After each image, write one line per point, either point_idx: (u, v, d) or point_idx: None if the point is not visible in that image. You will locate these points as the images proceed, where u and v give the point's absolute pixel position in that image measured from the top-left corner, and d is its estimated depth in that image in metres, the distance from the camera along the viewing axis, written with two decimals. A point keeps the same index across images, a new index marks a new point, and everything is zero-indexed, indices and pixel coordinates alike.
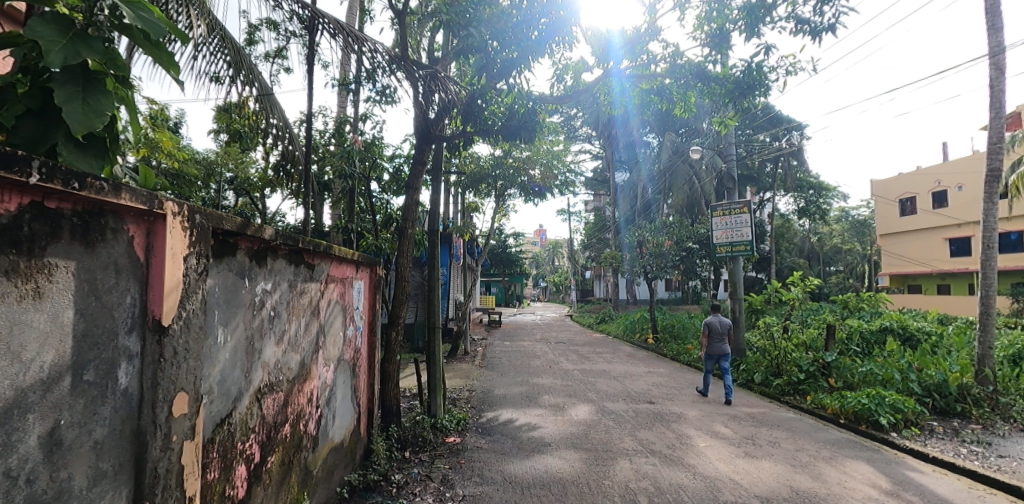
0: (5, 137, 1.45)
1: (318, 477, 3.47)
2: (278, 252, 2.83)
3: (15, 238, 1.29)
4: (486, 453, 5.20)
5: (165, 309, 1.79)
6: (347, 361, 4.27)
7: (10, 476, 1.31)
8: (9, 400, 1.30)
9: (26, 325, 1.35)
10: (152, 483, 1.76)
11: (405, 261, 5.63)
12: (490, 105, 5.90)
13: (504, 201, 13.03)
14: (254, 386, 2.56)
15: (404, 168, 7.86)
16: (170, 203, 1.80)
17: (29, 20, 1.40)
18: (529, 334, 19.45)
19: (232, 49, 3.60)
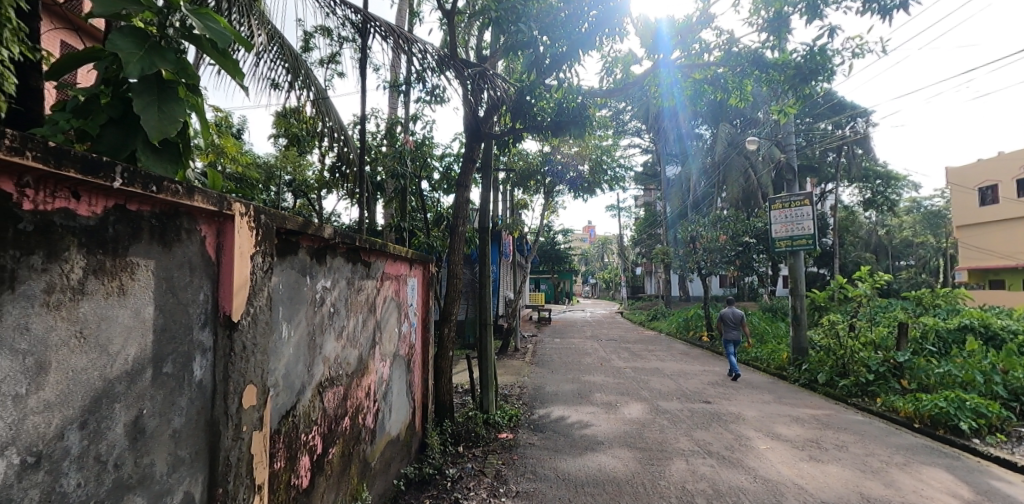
0: (96, 146, 1.54)
1: (377, 470, 3.56)
2: (337, 251, 2.91)
3: (101, 239, 1.40)
4: (539, 449, 5.19)
5: (234, 306, 1.87)
6: (402, 357, 4.36)
7: (99, 459, 1.41)
8: (98, 390, 1.41)
9: (113, 320, 1.45)
10: (225, 470, 1.85)
11: (457, 259, 5.68)
12: (540, 100, 5.87)
13: (553, 197, 12.96)
14: (317, 379, 2.65)
15: (454, 167, 7.96)
16: (238, 203, 1.88)
17: (109, 35, 1.45)
18: (578, 331, 19.40)
19: (290, 56, 3.74)
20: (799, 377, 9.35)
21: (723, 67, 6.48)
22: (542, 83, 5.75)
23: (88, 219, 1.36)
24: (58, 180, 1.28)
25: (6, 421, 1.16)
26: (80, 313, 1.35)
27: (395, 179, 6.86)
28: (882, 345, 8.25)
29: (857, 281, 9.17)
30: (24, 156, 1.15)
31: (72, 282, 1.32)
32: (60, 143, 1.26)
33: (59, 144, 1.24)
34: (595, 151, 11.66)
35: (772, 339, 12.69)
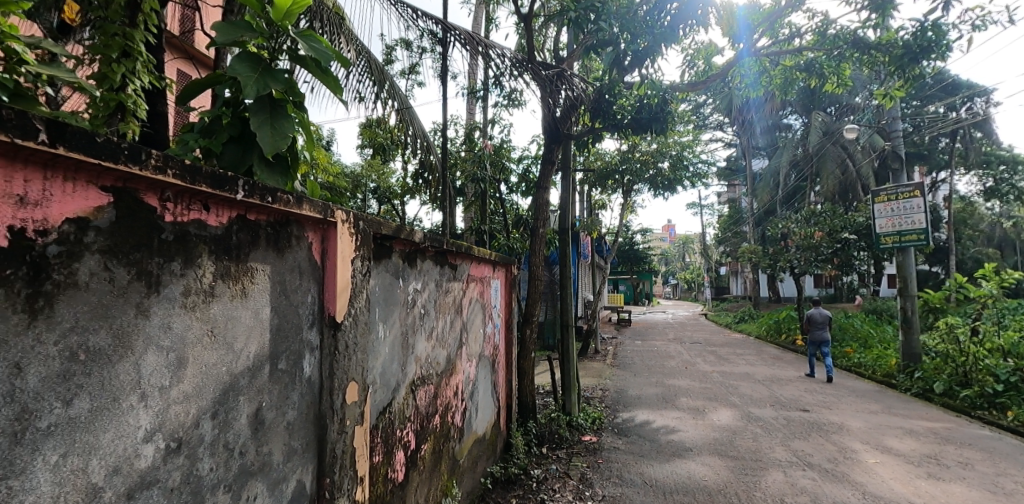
0: (219, 163, 1.69)
1: (465, 467, 3.66)
2: (426, 254, 3.02)
3: (226, 246, 1.58)
4: (624, 454, 5.12)
5: (338, 307, 2.03)
6: (487, 357, 4.46)
7: (228, 447, 1.58)
8: (226, 383, 1.59)
9: (237, 320, 1.63)
10: (332, 460, 1.99)
11: (538, 261, 5.73)
12: (619, 99, 5.75)
13: (631, 196, 12.71)
14: (410, 378, 2.77)
15: (532, 169, 8.04)
16: (339, 211, 2.03)
17: (230, 60, 1.59)
18: (660, 333, 18.84)
19: (375, 70, 3.94)
20: (911, 385, 8.56)
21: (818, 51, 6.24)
22: (621, 80, 5.68)
23: (216, 228, 1.55)
24: (192, 195, 1.48)
25: (153, 410, 1.38)
26: (211, 313, 1.54)
27: (475, 183, 7.04)
28: (1014, 352, 7.34)
29: (982, 280, 8.22)
30: (165, 175, 1.36)
31: (204, 285, 1.51)
32: (192, 162, 1.45)
33: (192, 163, 1.42)
34: (675, 147, 11.23)
35: (877, 344, 11.61)
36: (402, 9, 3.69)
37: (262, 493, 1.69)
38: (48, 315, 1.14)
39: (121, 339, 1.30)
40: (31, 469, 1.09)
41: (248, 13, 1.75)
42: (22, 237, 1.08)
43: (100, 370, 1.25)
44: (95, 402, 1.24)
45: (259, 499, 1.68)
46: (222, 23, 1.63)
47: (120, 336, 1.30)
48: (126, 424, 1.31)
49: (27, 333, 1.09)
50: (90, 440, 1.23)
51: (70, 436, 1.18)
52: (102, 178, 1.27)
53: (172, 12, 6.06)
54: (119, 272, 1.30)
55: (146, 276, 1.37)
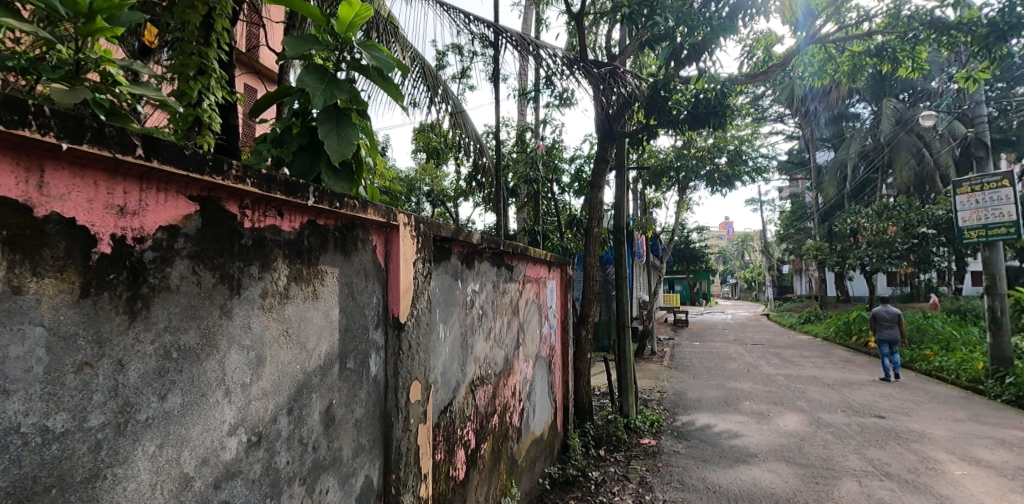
0: (290, 171, 1.77)
1: (523, 467, 3.68)
2: (483, 256, 3.07)
3: (299, 250, 1.67)
4: (684, 458, 5.01)
5: (401, 307, 2.10)
6: (544, 358, 4.47)
7: (302, 442, 1.67)
8: (300, 381, 1.68)
9: (309, 320, 1.73)
10: (398, 456, 2.06)
11: (593, 262, 5.72)
12: (674, 94, 5.63)
13: (687, 193, 12.40)
14: (469, 378, 2.81)
15: (584, 168, 8.02)
16: (402, 215, 2.10)
17: (299, 73, 1.67)
18: (719, 335, 18.26)
19: (429, 75, 4.06)
20: (1001, 392, 7.91)
21: (889, 34, 6.04)
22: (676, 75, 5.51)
23: (288, 233, 1.64)
24: (269, 202, 1.58)
25: (236, 405, 1.48)
26: (286, 314, 1.64)
27: (528, 184, 7.11)
28: None
29: None
30: (244, 184, 1.45)
31: (279, 287, 1.61)
32: (268, 171, 1.53)
33: (268, 172, 1.51)
34: (733, 141, 10.83)
35: (962, 347, 10.77)
36: (455, 15, 3.79)
37: (333, 487, 1.77)
38: (144, 316, 1.27)
39: (207, 339, 1.42)
40: (131, 458, 1.23)
41: (314, 28, 1.84)
42: (122, 244, 1.24)
43: (190, 367, 1.37)
44: (186, 397, 1.36)
45: (331, 492, 1.76)
46: (290, 38, 1.71)
47: (207, 335, 1.41)
48: (212, 418, 1.42)
49: (127, 333, 1.24)
50: (182, 432, 1.35)
51: (164, 429, 1.31)
52: (189, 188, 1.39)
53: (241, 32, 6.52)
54: (206, 275, 1.41)
55: (229, 280, 1.47)
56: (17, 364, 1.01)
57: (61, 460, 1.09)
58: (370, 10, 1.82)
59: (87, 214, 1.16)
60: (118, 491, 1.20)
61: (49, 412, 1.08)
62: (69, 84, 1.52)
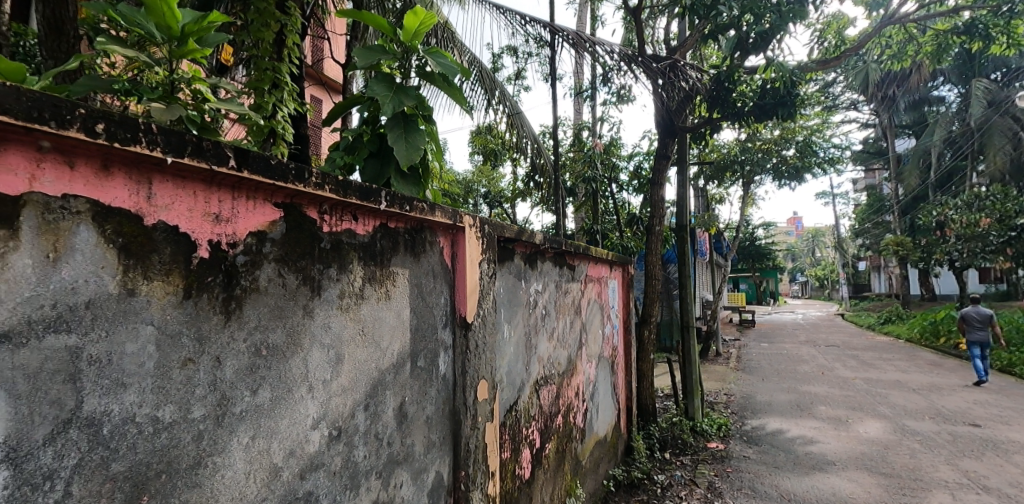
0: (361, 176, 1.86)
1: (588, 468, 3.68)
2: (546, 255, 3.08)
3: (372, 252, 1.75)
4: (755, 464, 4.85)
5: (468, 307, 2.15)
6: (607, 358, 4.44)
7: (378, 437, 1.74)
8: (375, 378, 1.75)
9: (383, 320, 1.80)
10: (467, 453, 2.11)
11: (654, 259, 5.67)
12: (738, 86, 5.46)
13: (752, 188, 11.91)
14: (534, 378, 2.83)
15: (644, 165, 7.91)
16: (467, 217, 2.15)
17: (369, 82, 1.76)
18: (790, 336, 17.41)
19: (486, 80, 4.23)
20: None
21: (979, 10, 5.65)
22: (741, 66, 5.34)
23: (362, 236, 1.72)
24: (345, 207, 1.66)
25: (319, 401, 1.57)
26: (362, 314, 1.71)
27: (586, 184, 7.12)
28: None
29: None
30: (324, 190, 1.53)
31: (355, 288, 1.69)
32: (344, 177, 1.61)
33: (344, 178, 1.59)
34: (803, 132, 10.22)
35: None
36: (512, 17, 3.85)
37: (407, 481, 1.84)
38: (238, 316, 1.38)
39: (293, 337, 1.50)
40: (227, 448, 1.33)
41: (382, 38, 1.92)
42: (218, 249, 1.34)
43: (278, 364, 1.46)
44: (274, 391, 1.45)
45: (405, 486, 1.83)
46: (360, 50, 1.80)
47: (292, 333, 1.50)
48: (298, 412, 1.50)
49: (223, 332, 1.34)
50: (272, 425, 1.44)
51: (256, 421, 1.40)
52: (275, 196, 1.47)
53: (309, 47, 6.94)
54: (290, 277, 1.50)
55: (310, 282, 1.55)
56: (132, 359, 1.15)
57: (169, 448, 1.21)
58: (434, 18, 1.89)
59: (187, 222, 1.27)
60: (217, 478, 1.30)
61: (159, 403, 1.20)
62: (168, 101, 1.66)
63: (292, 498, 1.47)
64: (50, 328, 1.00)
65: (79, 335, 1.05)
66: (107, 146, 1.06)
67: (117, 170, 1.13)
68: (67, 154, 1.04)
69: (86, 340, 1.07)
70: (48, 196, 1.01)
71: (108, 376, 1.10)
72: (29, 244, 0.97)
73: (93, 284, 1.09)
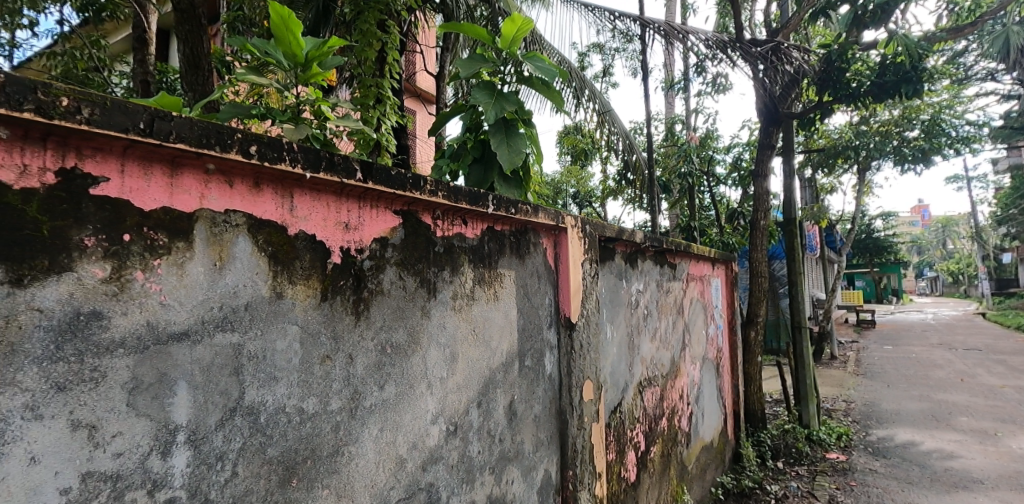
0: (466, 181, 1.94)
1: (694, 474, 3.56)
2: (646, 254, 3.03)
3: (480, 254, 1.82)
4: (884, 478, 4.44)
5: (572, 308, 2.17)
6: (712, 360, 4.27)
7: (490, 433, 1.81)
8: (486, 377, 1.82)
9: (492, 320, 1.87)
10: (574, 453, 2.12)
11: (759, 256, 5.48)
12: (853, 64, 5.09)
13: (867, 175, 10.81)
14: (637, 379, 2.78)
15: (744, 156, 7.50)
16: (569, 217, 2.17)
17: (472, 90, 1.85)
18: (922, 338, 15.47)
19: (577, 80, 4.29)
20: None
21: None
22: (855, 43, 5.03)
23: (471, 239, 1.79)
24: (456, 211, 1.74)
25: (437, 397, 1.65)
26: (473, 314, 1.79)
27: (681, 179, 6.93)
28: None
29: None
30: (437, 196, 1.62)
31: (466, 290, 1.77)
32: (454, 183, 1.69)
33: (455, 184, 1.66)
34: (929, 109, 9.06)
35: None
36: (602, 13, 3.84)
37: (517, 478, 1.89)
38: (366, 316, 1.48)
39: (413, 336, 1.59)
40: (361, 437, 1.44)
41: (481, 48, 2.02)
42: (348, 255, 1.45)
43: (401, 362, 1.56)
44: (399, 387, 1.55)
45: (516, 482, 1.89)
46: (463, 60, 1.90)
47: (413, 333, 1.59)
48: (419, 407, 1.60)
49: (354, 331, 1.45)
50: (397, 418, 1.54)
51: (384, 415, 1.50)
52: (395, 204, 1.57)
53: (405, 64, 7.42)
54: (410, 280, 1.60)
55: (427, 284, 1.64)
56: (282, 355, 1.27)
57: (313, 436, 1.33)
58: (530, 23, 1.95)
59: (323, 230, 1.39)
60: (352, 466, 1.41)
61: (304, 395, 1.32)
62: (296, 123, 1.81)
63: (416, 488, 1.56)
64: (218, 326, 1.15)
65: (240, 334, 1.19)
66: (258, 165, 1.19)
67: (266, 186, 1.26)
68: (228, 175, 1.18)
69: (246, 338, 1.20)
70: (215, 212, 1.15)
71: (263, 370, 1.23)
72: (200, 254, 1.12)
73: (250, 289, 1.22)
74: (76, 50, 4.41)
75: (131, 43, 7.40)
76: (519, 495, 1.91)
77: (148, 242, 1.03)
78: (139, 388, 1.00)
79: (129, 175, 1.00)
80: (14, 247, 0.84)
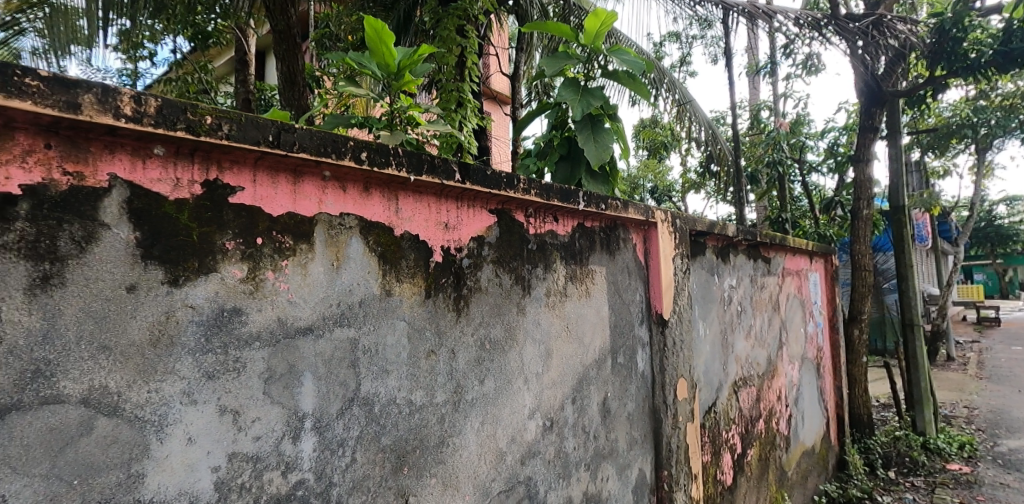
0: (553, 179, 1.97)
1: (795, 480, 3.39)
2: (739, 248, 2.90)
3: (570, 250, 1.84)
4: (1019, 494, 3.99)
5: (663, 304, 2.13)
6: (811, 360, 4.02)
7: (584, 430, 1.81)
8: (580, 373, 1.83)
9: (584, 316, 1.87)
10: (668, 453, 2.08)
11: (862, 248, 5.09)
12: (971, 31, 4.52)
13: (988, 154, 9.61)
14: (732, 378, 2.67)
15: (842, 141, 6.94)
16: (659, 211, 2.13)
17: (557, 88, 1.88)
18: None
19: (658, 72, 4.20)
20: None
21: None
22: (973, 8, 4.50)
23: (562, 236, 1.81)
24: (547, 209, 1.76)
25: (534, 392, 1.68)
26: (565, 310, 1.80)
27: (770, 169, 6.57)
28: None
29: None
30: (530, 194, 1.64)
31: (559, 287, 1.79)
32: (546, 181, 1.71)
33: (547, 182, 1.68)
34: None
35: None
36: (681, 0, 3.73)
37: (612, 475, 1.89)
38: (466, 313, 1.53)
39: (510, 333, 1.63)
40: (464, 430, 1.49)
41: (565, 45, 2.04)
42: (449, 254, 1.51)
43: (500, 357, 1.60)
44: (498, 382, 1.59)
45: (611, 480, 1.88)
46: (547, 59, 1.93)
47: (509, 329, 1.63)
48: (517, 402, 1.63)
49: (456, 327, 1.50)
50: (497, 412, 1.58)
51: (485, 408, 1.55)
52: (490, 203, 1.61)
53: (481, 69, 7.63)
54: (505, 277, 1.63)
55: (522, 281, 1.67)
56: (392, 350, 1.35)
57: (421, 427, 1.39)
58: (613, 16, 1.93)
59: (426, 230, 1.45)
60: (457, 457, 1.46)
61: (412, 388, 1.38)
62: (391, 129, 1.90)
63: (515, 481, 1.60)
64: (336, 322, 1.23)
65: (356, 329, 1.27)
66: (368, 170, 1.26)
67: (374, 190, 1.33)
68: (341, 181, 1.26)
69: (361, 332, 1.28)
70: (331, 216, 1.24)
71: (376, 363, 1.30)
72: (320, 255, 1.20)
73: (363, 287, 1.30)
74: (188, 76, 4.90)
75: (231, 66, 8.14)
76: (613, 493, 1.90)
77: (276, 244, 1.12)
78: (273, 378, 1.09)
79: (261, 183, 1.09)
80: (172, 251, 0.94)
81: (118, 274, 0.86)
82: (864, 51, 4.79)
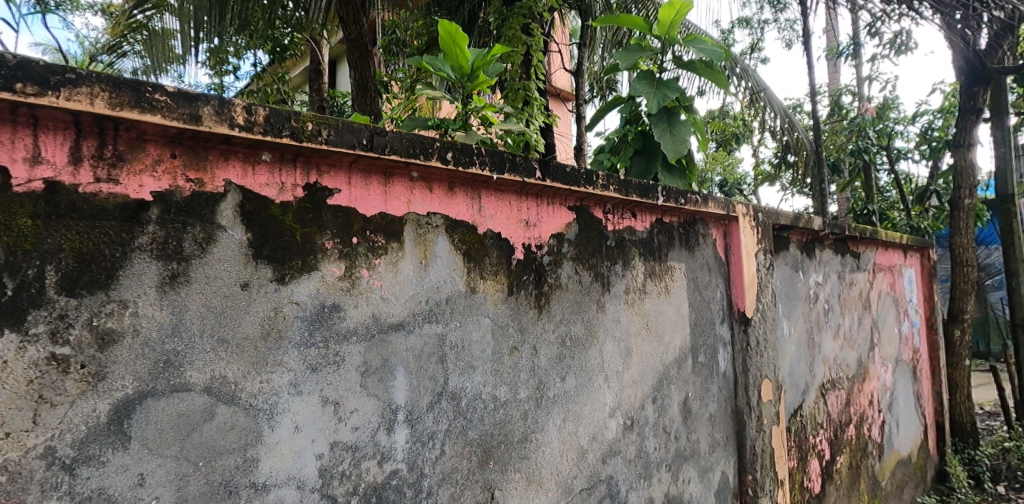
0: (628, 173, 1.96)
1: (888, 491, 3.18)
2: (825, 243, 2.75)
3: (649, 247, 1.81)
4: None
5: (746, 302, 2.06)
6: (906, 363, 3.75)
7: (665, 430, 1.79)
8: (660, 372, 1.80)
9: (664, 314, 1.84)
10: (752, 457, 2.01)
11: (964, 241, 4.70)
12: None
13: None
14: (819, 380, 2.54)
15: (937, 124, 6.36)
16: (740, 205, 2.05)
17: (632, 82, 1.86)
18: None
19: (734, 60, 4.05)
20: None
21: None
22: None
23: (641, 232, 1.79)
24: (625, 205, 1.75)
25: (615, 390, 1.67)
26: (645, 308, 1.78)
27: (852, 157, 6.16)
28: None
29: None
30: (609, 190, 1.63)
31: (638, 284, 1.77)
32: (625, 177, 1.69)
33: (626, 177, 1.66)
34: None
35: None
36: None
37: (694, 478, 1.85)
38: (547, 310, 1.54)
39: (590, 330, 1.63)
40: (547, 426, 1.50)
41: (638, 37, 2.00)
42: (529, 251, 1.52)
43: (580, 355, 1.60)
44: (578, 380, 1.59)
45: (693, 482, 1.84)
46: (620, 52, 1.91)
47: (590, 326, 1.63)
48: (597, 399, 1.62)
49: (538, 323, 1.51)
50: (578, 409, 1.58)
51: (566, 406, 1.55)
52: (568, 200, 1.61)
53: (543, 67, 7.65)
54: (585, 274, 1.63)
55: (601, 278, 1.67)
56: (477, 345, 1.37)
57: (505, 423, 1.41)
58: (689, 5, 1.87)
59: (507, 228, 1.47)
60: (540, 453, 1.48)
61: (496, 384, 1.41)
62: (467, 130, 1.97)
63: (597, 479, 1.59)
64: (425, 318, 1.27)
65: (443, 325, 1.31)
66: (453, 170, 1.29)
67: (458, 189, 1.36)
68: (428, 181, 1.29)
69: (448, 328, 1.31)
70: (419, 215, 1.27)
71: (463, 359, 1.34)
72: (409, 253, 1.24)
73: (449, 285, 1.33)
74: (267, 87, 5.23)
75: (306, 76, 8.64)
76: (695, 496, 1.87)
77: (370, 244, 1.17)
78: (369, 371, 1.14)
79: (355, 185, 1.14)
80: (279, 250, 1.00)
81: (234, 272, 0.93)
82: (963, 25, 4.39)
